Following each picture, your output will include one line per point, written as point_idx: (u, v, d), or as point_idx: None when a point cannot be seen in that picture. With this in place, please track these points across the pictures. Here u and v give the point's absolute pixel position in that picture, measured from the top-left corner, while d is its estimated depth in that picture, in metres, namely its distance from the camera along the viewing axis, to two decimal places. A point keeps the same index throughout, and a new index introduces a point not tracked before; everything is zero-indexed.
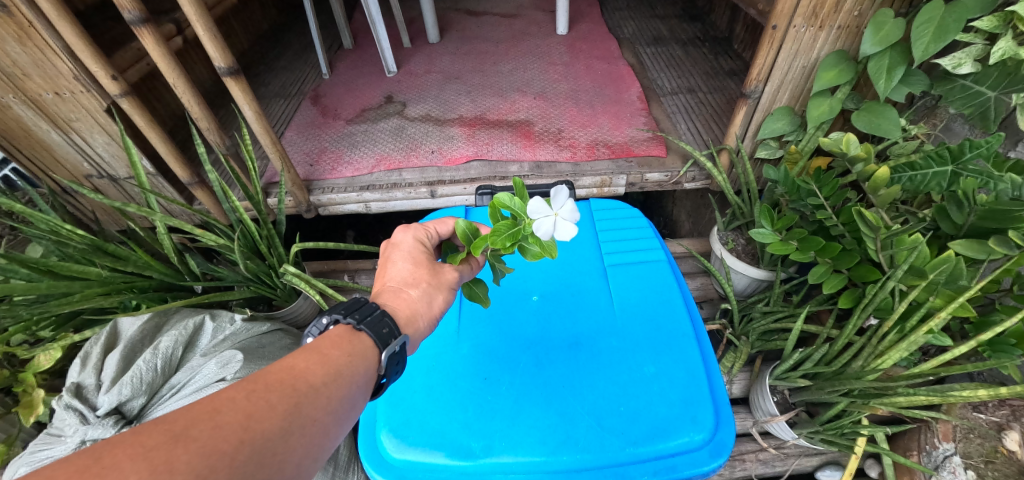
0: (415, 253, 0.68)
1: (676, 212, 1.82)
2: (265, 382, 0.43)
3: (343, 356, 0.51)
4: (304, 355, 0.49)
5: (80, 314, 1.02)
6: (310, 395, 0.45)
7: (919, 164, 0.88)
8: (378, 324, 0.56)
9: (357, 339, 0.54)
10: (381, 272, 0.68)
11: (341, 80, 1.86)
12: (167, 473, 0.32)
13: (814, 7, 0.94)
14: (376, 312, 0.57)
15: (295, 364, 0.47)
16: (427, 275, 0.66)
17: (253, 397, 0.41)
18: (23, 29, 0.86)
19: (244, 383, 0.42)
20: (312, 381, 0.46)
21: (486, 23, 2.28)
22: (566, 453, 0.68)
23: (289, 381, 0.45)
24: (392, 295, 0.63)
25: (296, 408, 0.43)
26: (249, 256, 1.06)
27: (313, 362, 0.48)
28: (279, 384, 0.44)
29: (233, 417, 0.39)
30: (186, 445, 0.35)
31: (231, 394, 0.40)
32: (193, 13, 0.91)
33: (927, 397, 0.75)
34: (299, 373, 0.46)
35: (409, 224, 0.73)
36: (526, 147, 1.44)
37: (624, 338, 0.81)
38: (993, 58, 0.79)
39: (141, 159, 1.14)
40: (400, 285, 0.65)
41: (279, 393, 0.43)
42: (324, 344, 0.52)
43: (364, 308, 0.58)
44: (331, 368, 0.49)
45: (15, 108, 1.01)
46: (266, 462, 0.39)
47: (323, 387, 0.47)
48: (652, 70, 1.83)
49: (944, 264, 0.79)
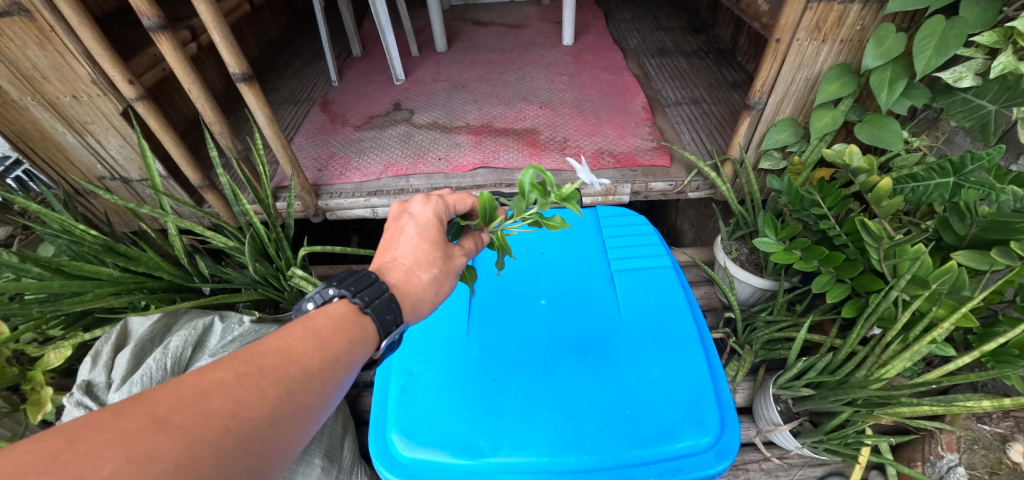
0: (428, 230, 0.68)
1: (678, 222, 1.84)
2: (258, 365, 0.43)
3: (343, 342, 0.51)
4: (303, 338, 0.48)
5: (91, 312, 1.04)
6: (304, 382, 0.45)
7: (921, 175, 0.89)
8: (384, 308, 0.57)
9: (359, 322, 0.54)
10: (393, 244, 0.68)
11: (351, 87, 1.89)
12: (144, 463, 0.31)
13: (817, 22, 0.96)
14: (384, 296, 0.58)
15: (292, 347, 0.47)
16: (440, 260, 0.68)
17: (244, 381, 0.41)
18: (44, 33, 0.89)
19: (236, 365, 0.42)
20: (307, 367, 0.46)
21: (493, 33, 2.32)
22: (573, 453, 0.69)
23: (284, 366, 0.44)
24: (402, 275, 0.64)
25: (288, 395, 0.43)
26: (259, 259, 1.08)
27: (310, 347, 0.48)
28: (274, 369, 0.44)
29: (220, 404, 0.38)
30: (168, 432, 0.34)
31: (220, 377, 0.40)
32: (210, 19, 0.93)
33: (931, 407, 0.77)
34: (294, 359, 0.46)
35: (427, 195, 0.72)
36: (532, 155, 1.46)
37: (630, 342, 0.82)
38: (994, 72, 0.80)
39: (155, 162, 1.16)
40: (412, 263, 0.65)
41: (272, 379, 0.43)
42: (325, 326, 0.51)
43: (373, 288, 0.58)
44: (329, 355, 0.49)
45: (31, 109, 1.03)
46: (252, 451, 0.38)
47: (318, 373, 0.47)
48: (656, 80, 1.86)
49: (946, 274, 0.80)
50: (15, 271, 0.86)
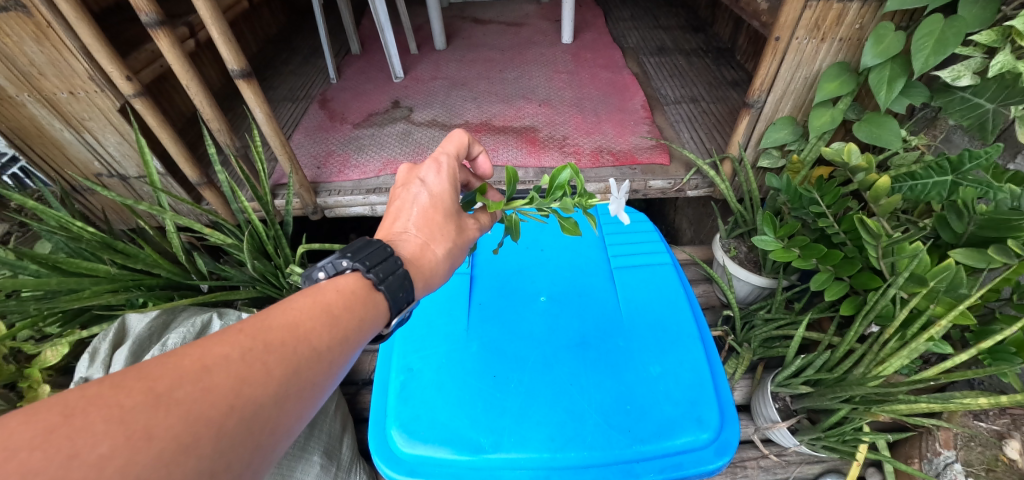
0: (443, 202, 0.66)
1: (677, 221, 1.85)
2: (265, 341, 0.41)
3: (353, 320, 0.50)
4: (314, 314, 0.47)
5: (88, 310, 1.03)
6: (312, 360, 0.43)
7: (919, 174, 0.90)
8: (398, 285, 0.55)
9: (370, 300, 0.53)
10: (405, 211, 0.66)
11: (349, 85, 1.89)
12: (143, 441, 0.30)
13: (816, 20, 0.96)
14: (398, 272, 0.56)
15: (301, 323, 0.45)
16: (454, 235, 0.67)
17: (250, 357, 0.39)
18: (42, 29, 0.88)
19: (242, 339, 0.40)
20: (315, 346, 0.44)
21: (492, 31, 2.32)
22: (573, 449, 0.69)
23: (292, 342, 0.43)
24: (417, 249, 0.62)
25: (295, 374, 0.41)
26: (257, 256, 1.08)
27: (319, 323, 0.46)
28: (281, 345, 0.42)
29: (223, 380, 0.36)
30: (168, 410, 0.32)
31: (225, 352, 0.38)
32: (209, 16, 0.92)
33: (929, 405, 0.77)
34: (302, 335, 0.44)
35: (438, 159, 0.68)
36: (531, 153, 1.46)
37: (630, 339, 0.81)
38: (993, 71, 0.80)
39: (153, 159, 1.16)
40: (426, 235, 0.64)
41: (278, 356, 0.41)
42: (336, 301, 0.50)
43: (387, 263, 0.56)
44: (338, 333, 0.47)
45: (29, 106, 1.03)
46: (256, 429, 0.37)
47: (326, 351, 0.45)
48: (655, 79, 1.86)
49: (944, 272, 0.80)
50: (13, 268, 0.87)
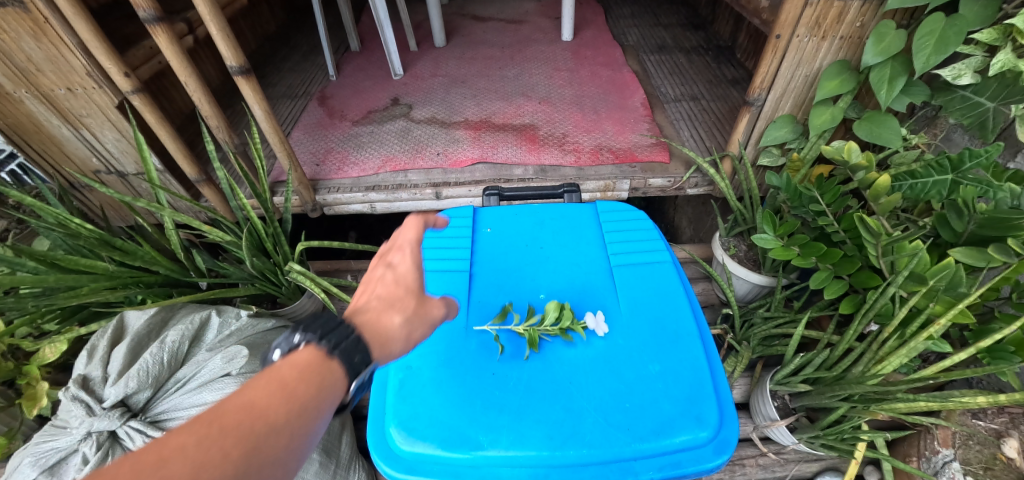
0: (404, 277, 0.59)
1: (676, 219, 1.85)
2: (216, 424, 0.34)
3: (311, 391, 0.41)
4: (266, 387, 0.39)
5: (87, 307, 1.02)
6: (274, 436, 0.36)
7: (920, 173, 0.90)
8: (349, 357, 0.45)
9: (324, 370, 0.44)
10: (363, 289, 0.58)
11: (348, 82, 1.88)
12: None
13: (817, 18, 0.96)
14: (348, 341, 0.46)
15: (253, 397, 0.37)
16: (415, 304, 0.57)
17: (199, 446, 0.32)
18: (39, 24, 0.88)
19: (189, 424, 0.33)
20: (274, 418, 0.37)
21: (492, 28, 2.31)
22: (572, 447, 0.68)
23: (247, 421, 0.35)
24: (368, 320, 0.52)
25: (254, 455, 0.34)
26: (256, 254, 1.07)
27: (274, 395, 0.38)
28: (236, 426, 0.35)
29: (177, 472, 0.30)
30: None
31: (174, 442, 0.32)
32: (207, 12, 0.92)
33: (927, 404, 0.77)
34: (259, 411, 0.37)
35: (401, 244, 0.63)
36: (531, 151, 1.46)
37: (629, 337, 0.80)
38: (994, 70, 0.80)
39: (151, 156, 1.16)
40: (382, 306, 0.54)
41: (233, 437, 0.34)
42: (286, 373, 0.41)
43: (337, 331, 0.47)
44: (302, 401, 0.40)
45: (26, 102, 1.03)
46: None
47: (290, 424, 0.38)
48: (655, 77, 1.85)
49: (944, 271, 0.79)
50: (11, 265, 0.86)
